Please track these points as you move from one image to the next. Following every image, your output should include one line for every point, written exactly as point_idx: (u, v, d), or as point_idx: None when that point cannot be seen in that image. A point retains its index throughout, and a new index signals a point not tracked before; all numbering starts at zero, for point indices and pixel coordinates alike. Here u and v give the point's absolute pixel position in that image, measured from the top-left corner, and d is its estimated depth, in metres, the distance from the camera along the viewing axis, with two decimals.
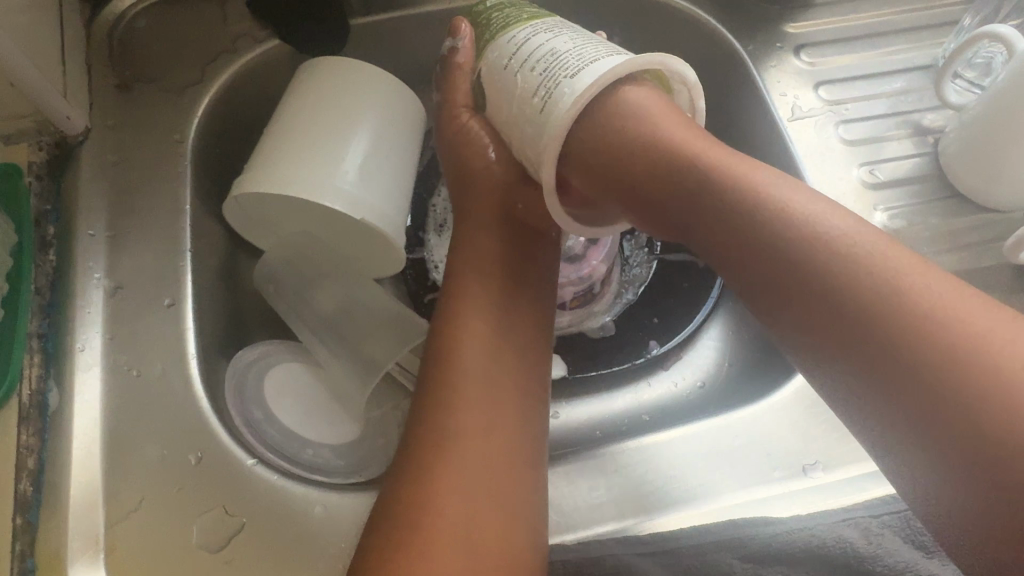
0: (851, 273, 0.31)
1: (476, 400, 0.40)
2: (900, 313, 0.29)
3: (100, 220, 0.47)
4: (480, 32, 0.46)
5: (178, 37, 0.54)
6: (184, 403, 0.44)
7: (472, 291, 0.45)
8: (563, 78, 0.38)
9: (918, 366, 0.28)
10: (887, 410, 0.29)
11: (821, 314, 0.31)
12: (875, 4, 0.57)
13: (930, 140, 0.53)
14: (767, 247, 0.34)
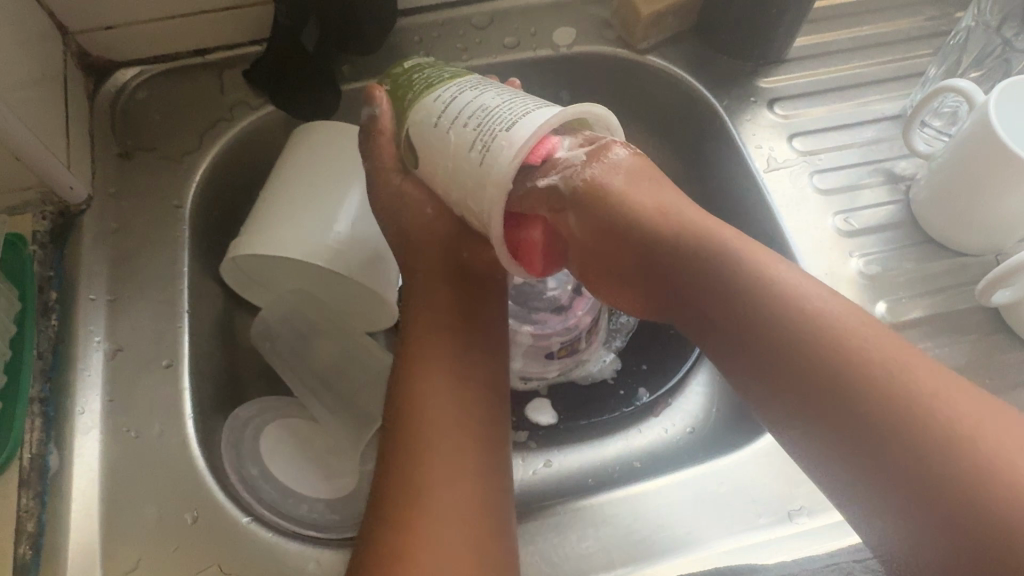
0: (809, 348, 0.35)
1: (438, 457, 0.39)
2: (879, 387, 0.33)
3: (101, 285, 0.49)
4: (399, 93, 0.44)
5: (178, 107, 0.56)
6: (181, 462, 0.44)
7: (426, 343, 0.44)
8: (500, 131, 0.37)
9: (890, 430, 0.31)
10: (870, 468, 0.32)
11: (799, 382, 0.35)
12: (844, 58, 0.60)
13: (902, 187, 0.55)
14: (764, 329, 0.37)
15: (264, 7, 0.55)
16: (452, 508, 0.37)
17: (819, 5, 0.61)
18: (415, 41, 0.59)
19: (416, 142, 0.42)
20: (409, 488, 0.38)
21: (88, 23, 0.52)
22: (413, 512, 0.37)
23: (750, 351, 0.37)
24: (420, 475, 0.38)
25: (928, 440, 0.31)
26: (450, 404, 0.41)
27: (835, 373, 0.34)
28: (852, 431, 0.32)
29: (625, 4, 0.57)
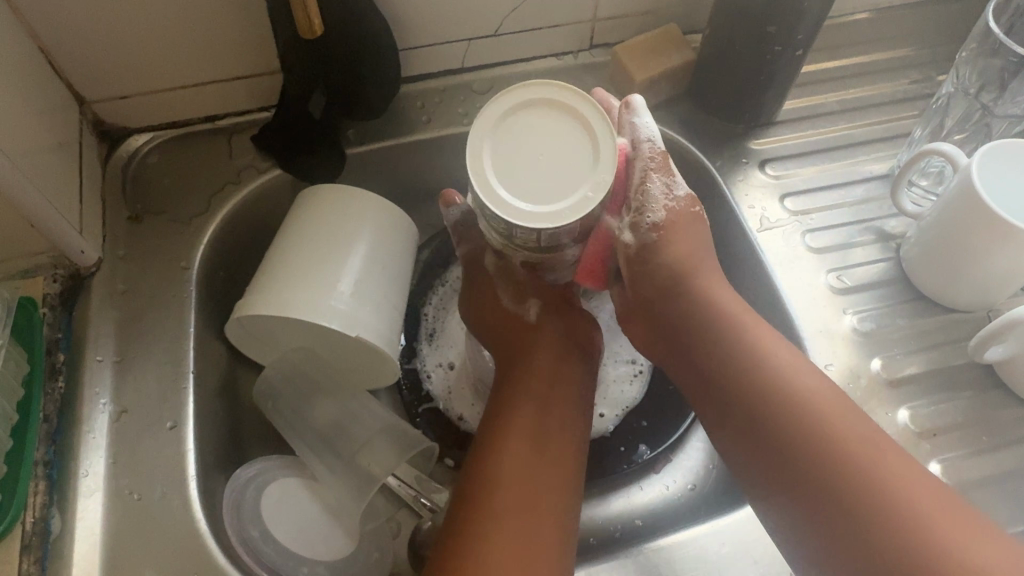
0: (783, 415, 0.42)
1: (505, 507, 0.42)
2: (845, 480, 0.39)
3: (108, 347, 0.50)
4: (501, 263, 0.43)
5: (187, 170, 0.58)
6: (183, 524, 0.45)
7: (521, 390, 0.49)
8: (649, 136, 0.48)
9: (867, 527, 0.37)
10: (818, 538, 0.39)
11: (760, 448, 0.42)
12: (833, 119, 0.62)
13: (893, 245, 0.56)
14: (758, 403, 0.43)
15: (272, 75, 0.57)
16: (507, 551, 0.40)
17: (807, 70, 0.64)
18: (417, 106, 0.61)
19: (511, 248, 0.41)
20: (474, 524, 0.41)
21: (104, 92, 0.55)
22: (475, 543, 0.40)
23: (745, 424, 0.43)
24: (481, 541, 0.40)
25: (886, 523, 0.37)
26: (526, 469, 0.44)
27: (818, 462, 0.40)
28: (809, 512, 0.39)
29: (620, 70, 0.60)
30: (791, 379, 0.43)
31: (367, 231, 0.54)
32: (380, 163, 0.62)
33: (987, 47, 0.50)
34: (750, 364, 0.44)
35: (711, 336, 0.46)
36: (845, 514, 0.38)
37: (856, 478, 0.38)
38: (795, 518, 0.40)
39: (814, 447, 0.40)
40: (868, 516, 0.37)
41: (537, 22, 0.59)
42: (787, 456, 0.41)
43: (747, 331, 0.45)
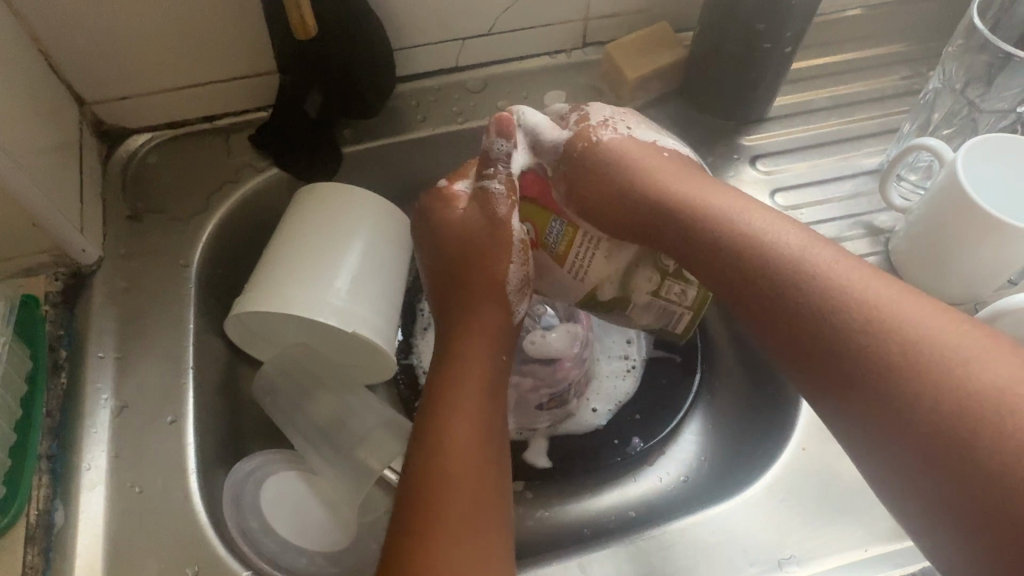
0: (775, 294, 0.39)
1: (451, 512, 0.38)
2: (890, 346, 0.34)
3: (110, 343, 0.51)
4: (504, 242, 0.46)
5: (187, 170, 0.59)
6: (183, 517, 0.45)
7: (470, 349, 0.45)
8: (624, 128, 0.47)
9: (910, 398, 0.32)
10: (876, 450, 0.33)
11: (802, 347, 0.37)
12: (823, 115, 0.63)
13: (882, 239, 0.57)
14: (763, 292, 0.39)
15: (269, 76, 0.58)
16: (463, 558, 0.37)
17: (799, 66, 0.65)
18: (413, 104, 0.62)
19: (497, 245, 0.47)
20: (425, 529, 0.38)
21: (104, 93, 0.55)
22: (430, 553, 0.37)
23: (745, 298, 0.40)
24: (432, 522, 0.38)
25: (928, 383, 0.32)
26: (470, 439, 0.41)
27: (837, 342, 0.35)
28: (872, 411, 0.33)
29: (613, 68, 0.61)
30: (782, 274, 0.39)
31: (363, 229, 0.55)
32: (376, 162, 0.62)
33: (973, 44, 0.51)
34: (798, 277, 0.38)
35: (657, 189, 0.45)
36: (923, 426, 0.32)
37: (912, 363, 0.33)
38: (865, 423, 0.34)
39: (823, 317, 0.36)
40: (905, 383, 0.33)
41: (530, 21, 0.60)
42: (845, 363, 0.35)
43: (755, 233, 0.41)
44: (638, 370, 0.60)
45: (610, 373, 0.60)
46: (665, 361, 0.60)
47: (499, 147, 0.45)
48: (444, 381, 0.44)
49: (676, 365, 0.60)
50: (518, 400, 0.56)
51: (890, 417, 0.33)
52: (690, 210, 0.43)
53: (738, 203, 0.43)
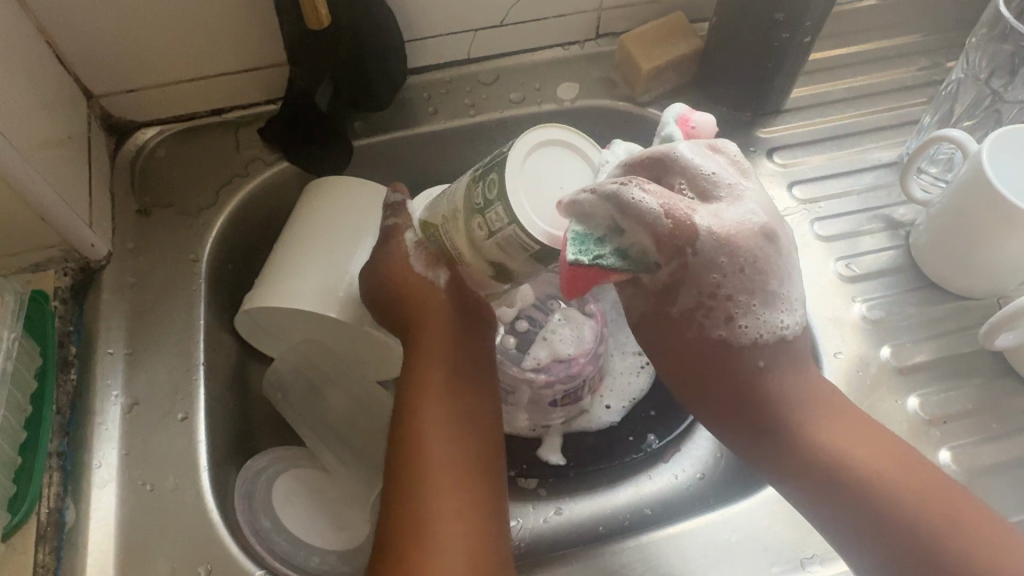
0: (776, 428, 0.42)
1: (441, 503, 0.40)
2: (861, 491, 0.39)
3: (119, 339, 0.50)
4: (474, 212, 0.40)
5: (194, 163, 0.58)
6: (195, 515, 0.45)
7: (431, 368, 0.45)
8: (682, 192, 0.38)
9: (899, 525, 0.38)
10: (856, 546, 0.39)
11: (765, 448, 0.43)
12: (840, 107, 0.62)
13: (901, 233, 0.56)
14: (757, 410, 0.42)
15: (277, 67, 0.57)
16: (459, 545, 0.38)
17: (816, 57, 0.64)
18: (424, 96, 0.61)
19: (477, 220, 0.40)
20: (415, 520, 0.39)
21: (112, 86, 0.55)
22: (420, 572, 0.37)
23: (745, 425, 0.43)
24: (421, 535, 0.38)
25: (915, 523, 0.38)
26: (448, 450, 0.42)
27: (831, 477, 0.40)
28: (869, 538, 0.39)
29: (627, 59, 0.60)
30: (778, 412, 0.42)
31: (375, 223, 0.55)
32: (385, 154, 0.62)
33: (997, 32, 0.50)
34: (776, 402, 0.42)
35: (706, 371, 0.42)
36: (916, 555, 0.38)
37: (882, 498, 0.39)
38: (851, 529, 0.39)
39: (825, 458, 0.40)
40: (896, 520, 0.38)
41: (542, 12, 0.59)
42: (829, 484, 0.40)
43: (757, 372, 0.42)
44: (651, 366, 0.59)
45: (623, 369, 0.59)
46: None
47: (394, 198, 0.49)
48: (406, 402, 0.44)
49: None
50: (532, 397, 0.55)
51: (877, 524, 0.39)
52: (687, 348, 0.42)
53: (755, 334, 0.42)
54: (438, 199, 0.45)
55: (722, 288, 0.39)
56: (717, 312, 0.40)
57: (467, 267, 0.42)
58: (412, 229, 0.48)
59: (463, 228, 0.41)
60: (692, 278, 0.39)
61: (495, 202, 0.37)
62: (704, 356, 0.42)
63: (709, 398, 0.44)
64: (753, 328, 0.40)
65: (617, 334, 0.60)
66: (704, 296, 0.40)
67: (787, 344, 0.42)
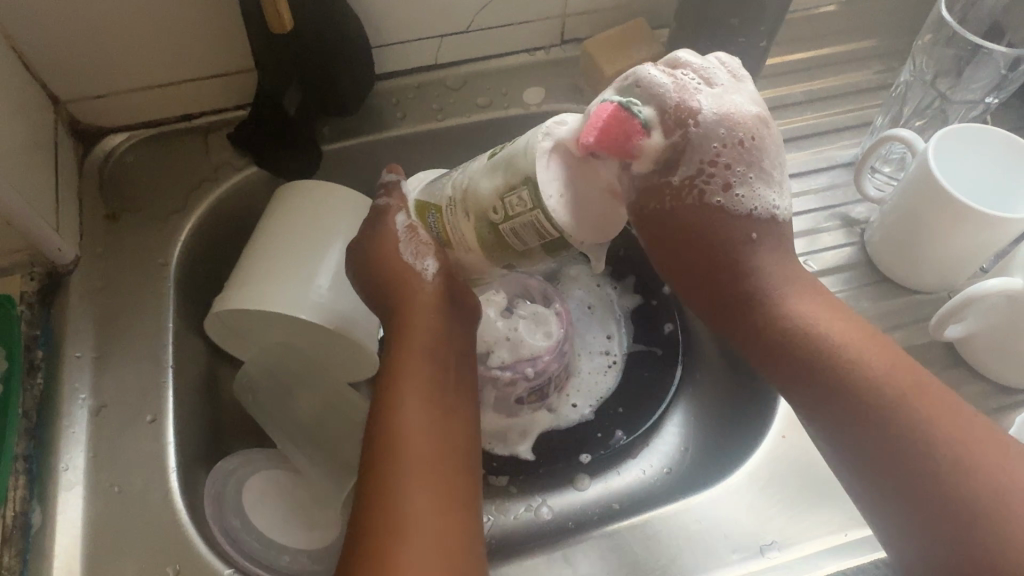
0: (733, 290, 0.42)
1: (417, 485, 0.39)
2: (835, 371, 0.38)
3: (86, 343, 0.50)
4: (476, 203, 0.41)
5: (164, 168, 0.58)
6: (164, 517, 0.45)
7: (417, 336, 0.45)
8: (517, 153, 0.39)
9: (900, 435, 0.36)
10: (854, 443, 0.37)
11: (719, 300, 0.43)
12: (800, 109, 0.64)
13: (858, 230, 0.58)
14: (716, 245, 0.41)
15: (246, 73, 0.58)
16: (432, 522, 0.38)
17: (775, 62, 0.65)
18: (392, 103, 0.62)
19: (482, 215, 0.41)
20: (385, 490, 0.39)
21: (76, 91, 0.55)
22: (390, 535, 0.37)
23: (705, 278, 0.42)
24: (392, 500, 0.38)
25: (933, 450, 0.35)
26: (425, 417, 0.42)
27: (802, 352, 0.39)
28: (863, 432, 0.37)
29: (591, 65, 0.61)
30: (754, 276, 0.41)
31: (344, 226, 0.55)
32: (356, 160, 0.62)
33: (941, 37, 0.52)
34: (756, 276, 0.41)
35: (707, 230, 0.40)
36: (890, 455, 0.36)
37: (880, 397, 0.37)
38: (839, 434, 0.38)
39: (814, 344, 0.39)
40: (898, 426, 0.36)
41: (507, 18, 0.60)
42: (837, 398, 0.38)
43: (738, 251, 0.40)
44: (618, 367, 0.60)
45: (590, 367, 0.60)
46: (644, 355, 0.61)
47: (388, 179, 0.50)
48: (390, 367, 0.44)
49: (656, 358, 0.60)
50: (498, 395, 0.56)
51: (875, 423, 0.37)
52: (688, 224, 0.41)
53: (766, 228, 0.41)
54: (436, 183, 0.47)
55: (722, 158, 0.38)
56: (715, 180, 0.39)
57: (472, 253, 0.44)
58: (403, 212, 0.48)
59: (475, 212, 0.41)
60: (693, 149, 0.38)
61: (520, 188, 0.38)
62: (704, 232, 0.41)
63: (670, 253, 0.43)
64: (749, 199, 0.40)
65: (584, 332, 0.62)
66: (705, 164, 0.39)
67: (778, 224, 0.41)
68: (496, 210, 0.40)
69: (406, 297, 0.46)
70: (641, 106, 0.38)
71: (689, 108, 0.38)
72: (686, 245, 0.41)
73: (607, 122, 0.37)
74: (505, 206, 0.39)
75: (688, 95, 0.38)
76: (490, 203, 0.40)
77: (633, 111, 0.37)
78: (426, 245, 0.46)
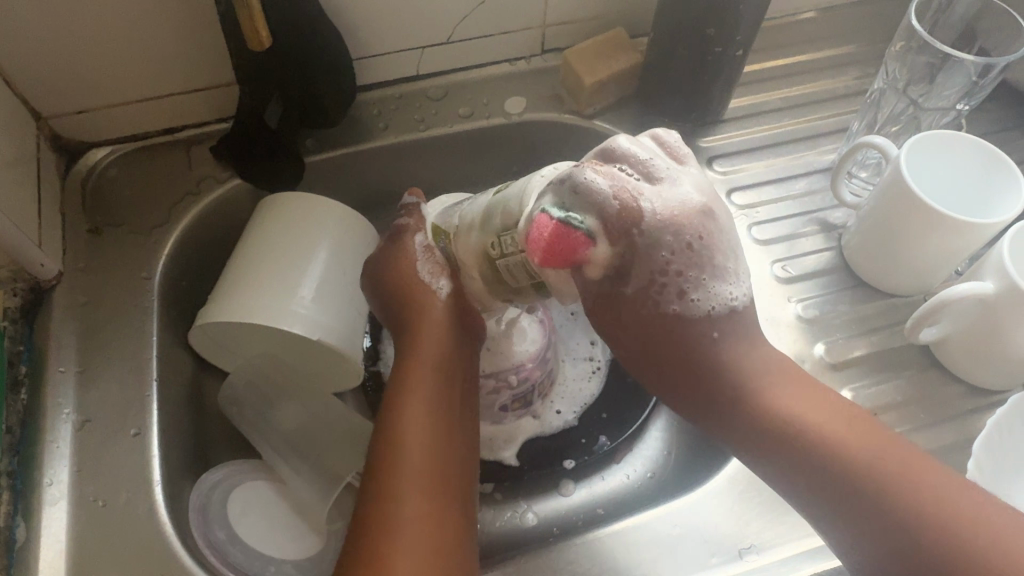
0: (695, 368, 0.41)
1: (419, 498, 0.39)
2: (809, 446, 0.39)
3: (71, 358, 0.50)
4: (479, 239, 0.43)
5: (147, 182, 0.59)
6: (149, 530, 0.45)
7: (428, 352, 0.46)
8: (513, 197, 0.41)
9: (876, 489, 0.37)
10: (840, 506, 0.38)
11: (688, 385, 0.42)
12: (778, 116, 0.64)
13: (835, 235, 0.59)
14: (681, 344, 0.41)
15: (228, 86, 0.58)
16: (430, 538, 0.38)
17: (753, 68, 0.66)
18: (374, 113, 0.63)
19: (485, 254, 0.43)
20: (385, 502, 0.39)
21: (62, 106, 0.55)
22: (387, 547, 0.37)
23: (678, 375, 0.42)
24: (392, 511, 0.39)
25: (901, 501, 0.36)
26: (427, 430, 0.43)
27: (771, 428, 0.40)
28: (834, 493, 0.38)
29: (570, 74, 0.62)
30: (718, 361, 0.41)
31: (326, 238, 0.56)
32: (339, 170, 0.63)
33: (913, 45, 0.53)
34: (727, 369, 0.41)
35: (665, 325, 0.40)
36: (863, 509, 0.37)
37: (853, 461, 0.38)
38: (803, 482, 0.39)
39: (775, 421, 0.40)
40: (872, 483, 0.37)
41: (487, 29, 0.61)
42: (801, 462, 0.39)
43: (694, 343, 0.41)
44: (603, 374, 0.61)
45: (574, 374, 0.61)
46: (628, 361, 0.62)
47: (410, 201, 0.52)
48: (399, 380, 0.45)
49: None
50: (483, 403, 0.56)
51: (841, 487, 0.38)
52: (643, 336, 0.41)
53: (732, 317, 0.41)
54: (450, 209, 0.50)
55: (673, 265, 0.39)
56: (670, 288, 0.39)
57: (473, 280, 0.46)
58: (422, 232, 0.50)
59: (474, 250, 0.44)
60: (647, 251, 0.38)
61: (514, 230, 0.40)
62: (657, 330, 0.41)
63: (631, 341, 0.42)
64: (704, 301, 0.40)
65: (568, 340, 0.62)
66: (657, 274, 0.39)
67: (737, 315, 0.41)
68: (493, 250, 0.42)
69: (419, 315, 0.47)
70: (583, 216, 0.38)
71: (636, 212, 0.38)
72: (639, 328, 0.41)
73: (550, 241, 0.37)
74: (501, 246, 0.41)
75: (636, 193, 0.38)
76: (490, 240, 0.42)
77: (575, 225, 0.37)
78: (433, 266, 0.49)
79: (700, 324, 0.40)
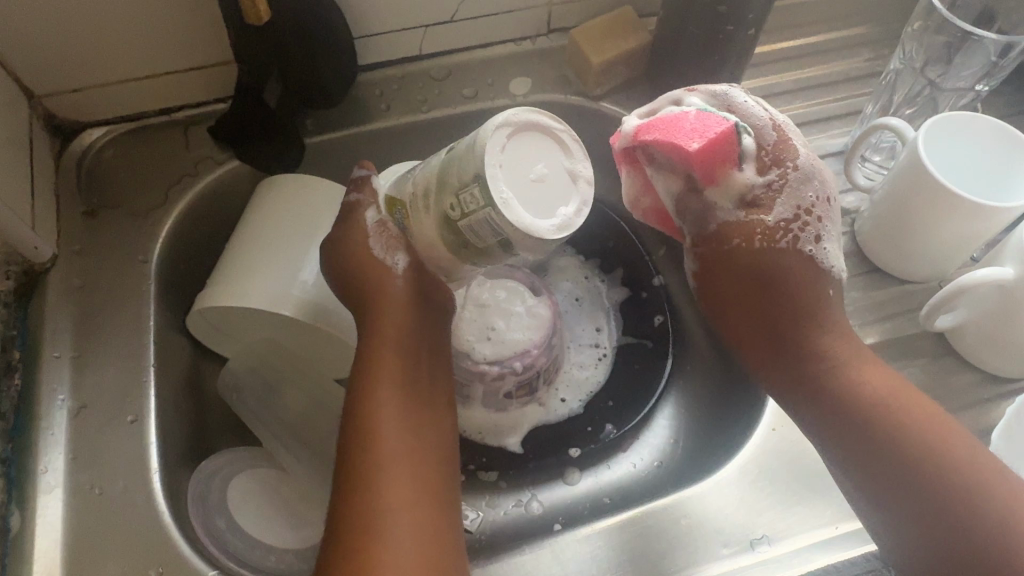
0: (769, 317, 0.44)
1: (396, 488, 0.39)
2: (863, 410, 0.41)
3: (66, 343, 0.49)
4: (435, 202, 0.40)
5: (143, 163, 0.57)
6: (146, 519, 0.44)
7: (390, 337, 0.45)
8: (464, 150, 0.38)
9: (934, 477, 0.38)
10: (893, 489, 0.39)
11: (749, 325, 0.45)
12: (790, 98, 0.63)
13: (848, 220, 0.57)
14: (766, 293, 0.43)
15: (224, 65, 0.57)
16: (414, 530, 0.37)
17: (765, 49, 0.65)
18: (376, 94, 0.61)
19: (444, 219, 0.40)
20: (362, 496, 0.38)
21: (55, 85, 0.54)
22: (369, 541, 0.36)
23: (748, 311, 0.45)
24: (371, 505, 0.38)
25: (955, 487, 0.38)
26: (397, 419, 0.42)
27: (826, 386, 0.42)
28: (881, 464, 0.40)
29: (578, 54, 0.60)
30: (802, 309, 0.43)
31: (327, 222, 0.54)
32: (339, 152, 0.61)
33: (931, 24, 0.51)
34: (808, 321, 0.43)
35: (754, 266, 0.43)
36: (921, 492, 0.38)
37: (909, 440, 0.39)
38: (853, 454, 0.41)
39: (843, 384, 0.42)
40: (928, 466, 0.39)
41: (492, 8, 0.59)
42: (858, 428, 0.41)
43: (783, 298, 0.43)
44: (608, 361, 0.60)
45: (578, 361, 0.60)
46: (634, 348, 0.60)
47: (359, 173, 0.48)
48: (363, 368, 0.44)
49: (647, 351, 0.60)
50: (487, 390, 0.55)
51: (901, 465, 0.39)
52: (741, 269, 0.44)
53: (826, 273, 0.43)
54: (405, 176, 0.45)
55: (770, 192, 0.43)
56: (802, 228, 0.43)
57: (432, 250, 0.43)
58: (375, 207, 0.47)
59: (431, 211, 0.40)
60: (793, 188, 0.42)
61: (472, 185, 0.37)
62: (757, 268, 0.43)
63: (716, 285, 0.45)
64: (815, 244, 0.43)
65: (573, 326, 0.61)
66: (746, 202, 0.43)
67: (829, 274, 0.43)
68: (452, 212, 0.39)
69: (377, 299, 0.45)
70: (747, 134, 0.43)
71: (764, 138, 0.43)
72: (721, 265, 0.44)
73: (718, 139, 0.41)
74: (459, 204, 0.38)
75: (762, 130, 0.43)
76: (450, 202, 0.39)
77: (740, 135, 0.42)
78: (388, 240, 0.46)
79: (786, 275, 0.43)
